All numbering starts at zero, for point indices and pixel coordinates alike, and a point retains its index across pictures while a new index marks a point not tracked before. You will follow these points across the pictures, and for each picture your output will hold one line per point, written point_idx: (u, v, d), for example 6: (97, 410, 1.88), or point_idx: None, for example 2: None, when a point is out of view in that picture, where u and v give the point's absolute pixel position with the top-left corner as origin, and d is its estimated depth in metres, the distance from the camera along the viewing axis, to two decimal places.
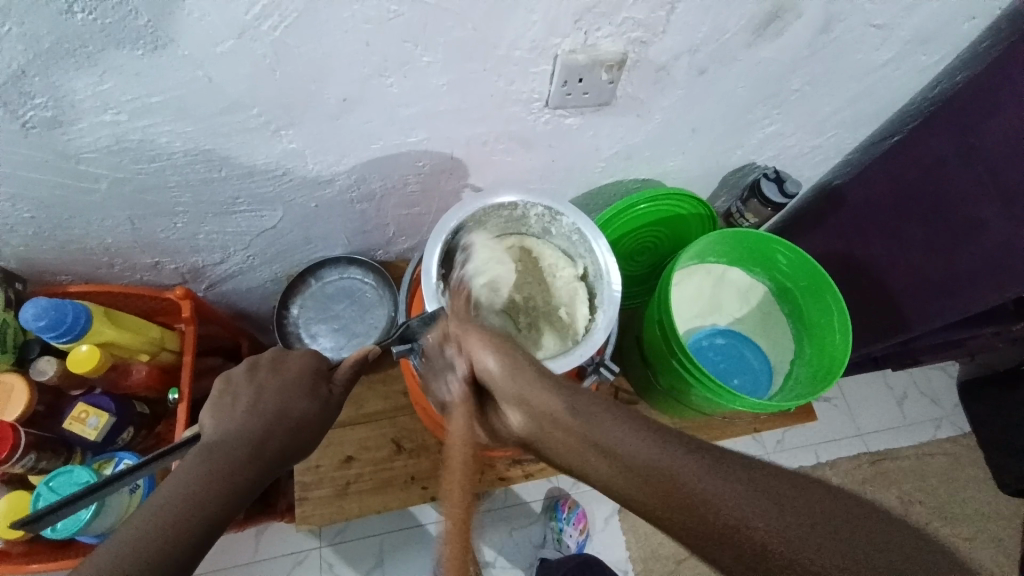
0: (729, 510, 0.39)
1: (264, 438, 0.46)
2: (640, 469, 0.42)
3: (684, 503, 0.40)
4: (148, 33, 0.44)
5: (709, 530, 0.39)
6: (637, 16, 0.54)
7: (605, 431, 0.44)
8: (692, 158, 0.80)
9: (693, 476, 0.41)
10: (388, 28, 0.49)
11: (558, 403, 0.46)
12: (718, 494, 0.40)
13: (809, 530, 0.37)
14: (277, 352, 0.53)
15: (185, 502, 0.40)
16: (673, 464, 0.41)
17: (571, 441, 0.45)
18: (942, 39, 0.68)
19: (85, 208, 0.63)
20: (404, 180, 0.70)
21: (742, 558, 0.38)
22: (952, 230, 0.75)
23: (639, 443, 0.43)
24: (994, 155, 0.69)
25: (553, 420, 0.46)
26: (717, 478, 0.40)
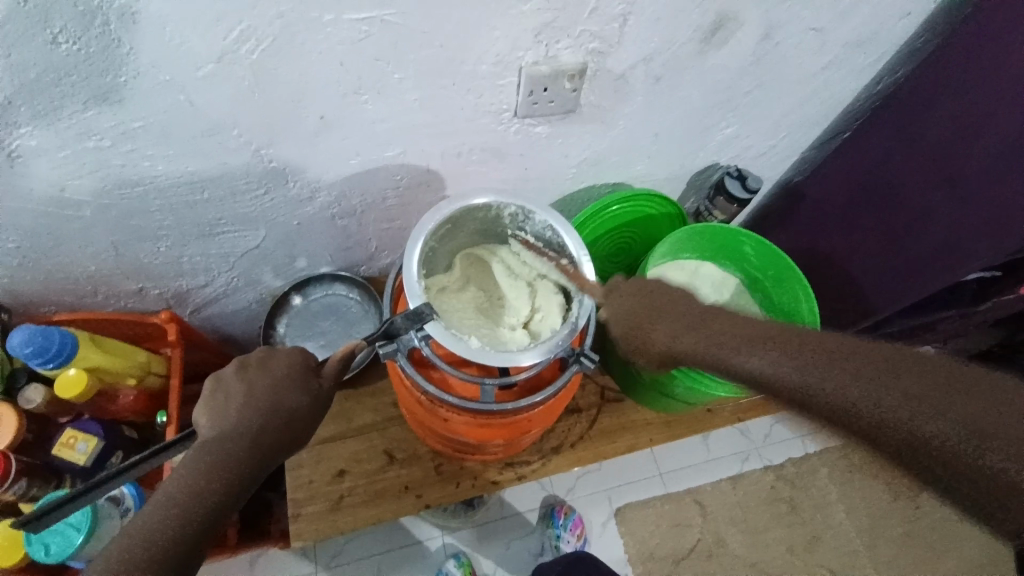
0: (863, 396, 0.45)
1: (259, 432, 0.50)
2: (785, 373, 0.50)
3: (814, 393, 0.47)
4: (131, 60, 0.47)
5: (839, 415, 0.46)
6: (594, 28, 0.58)
7: (730, 346, 0.54)
8: (658, 161, 0.84)
9: (812, 366, 0.49)
10: (360, 49, 0.52)
11: (695, 329, 0.57)
12: (845, 383, 0.46)
13: (950, 396, 0.43)
14: (264, 352, 0.55)
15: (189, 493, 0.45)
16: (803, 363, 0.49)
17: (732, 360, 0.53)
18: (881, 38, 0.72)
19: (70, 236, 0.65)
20: (383, 194, 0.73)
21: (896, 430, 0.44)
22: (904, 219, 0.81)
23: (783, 345, 0.52)
24: (933, 148, 0.74)
25: (716, 340, 0.55)
26: (854, 369, 0.47)
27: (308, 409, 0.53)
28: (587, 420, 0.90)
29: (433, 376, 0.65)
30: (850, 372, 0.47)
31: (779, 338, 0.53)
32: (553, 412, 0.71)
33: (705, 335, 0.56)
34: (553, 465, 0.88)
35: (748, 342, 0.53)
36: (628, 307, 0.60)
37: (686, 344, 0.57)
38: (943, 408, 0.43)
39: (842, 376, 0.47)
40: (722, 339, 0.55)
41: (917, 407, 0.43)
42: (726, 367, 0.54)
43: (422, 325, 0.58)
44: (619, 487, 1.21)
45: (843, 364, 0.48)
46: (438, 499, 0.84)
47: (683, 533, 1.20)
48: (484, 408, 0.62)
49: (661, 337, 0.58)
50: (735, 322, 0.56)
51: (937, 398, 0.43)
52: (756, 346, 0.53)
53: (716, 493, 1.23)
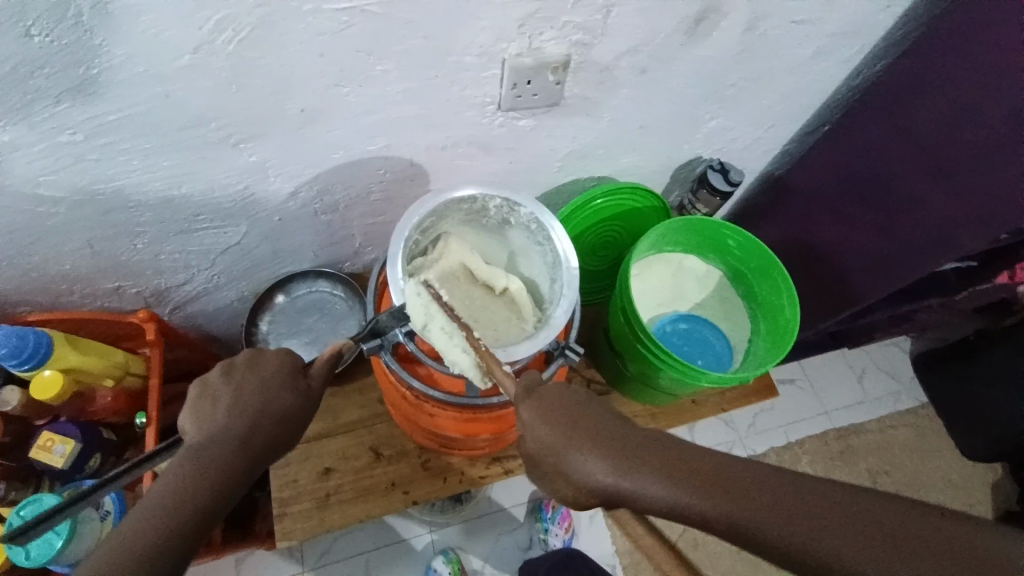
0: (846, 556, 0.40)
1: (249, 433, 0.49)
2: (754, 525, 0.42)
3: (797, 553, 0.41)
4: (104, 51, 0.46)
5: (823, 575, 0.41)
6: (578, 20, 0.57)
7: (685, 490, 0.44)
8: (642, 154, 0.84)
9: (738, 506, 0.43)
10: (343, 38, 0.51)
11: (631, 466, 0.46)
12: (826, 544, 0.41)
13: (881, 553, 0.39)
14: (252, 352, 0.55)
15: (180, 496, 0.44)
16: (775, 515, 0.42)
17: (689, 507, 0.44)
18: (860, 30, 0.73)
19: (44, 233, 0.63)
20: (367, 189, 0.72)
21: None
22: (892, 208, 0.81)
23: (745, 491, 0.44)
24: (922, 137, 0.74)
25: (666, 484, 0.45)
26: (828, 524, 0.41)
27: (294, 408, 0.52)
28: None
29: (419, 372, 0.64)
30: (786, 516, 0.42)
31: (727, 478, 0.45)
32: None
33: (652, 476, 0.46)
34: None
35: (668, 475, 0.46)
36: (551, 433, 0.49)
37: (632, 486, 0.46)
38: (884, 552, 0.39)
39: (776, 524, 0.42)
40: (671, 478, 0.45)
41: (859, 559, 0.40)
42: (684, 516, 0.44)
43: (408, 323, 0.59)
44: None
45: (777, 506, 0.43)
46: (426, 495, 0.84)
47: (670, 524, 1.21)
48: (471, 403, 0.62)
49: (598, 471, 0.47)
50: (669, 448, 0.47)
51: (878, 549, 0.40)
52: (667, 483, 0.45)
53: None
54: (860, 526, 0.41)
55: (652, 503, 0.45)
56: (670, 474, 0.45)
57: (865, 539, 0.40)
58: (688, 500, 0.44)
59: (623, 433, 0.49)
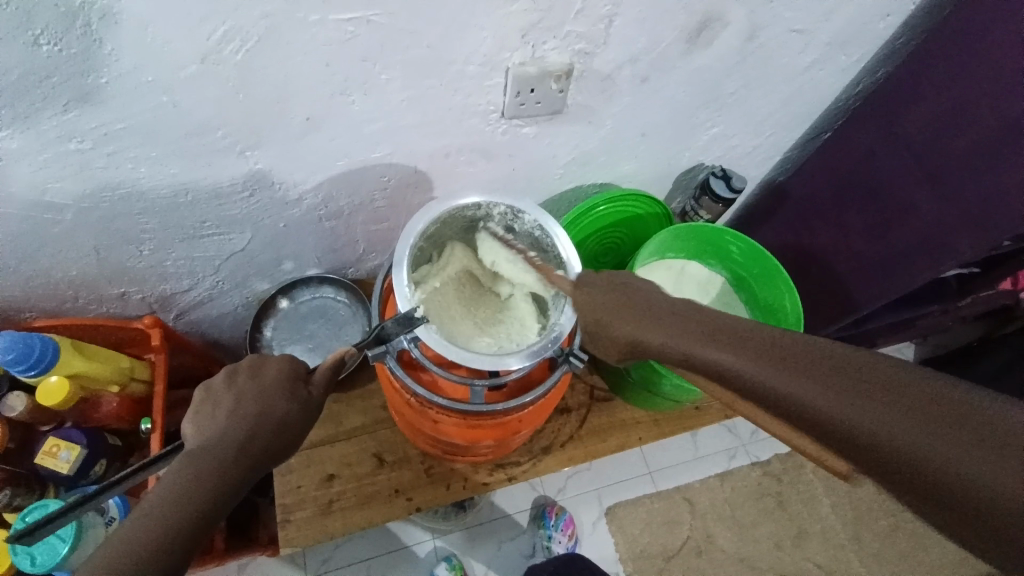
0: (991, 479, 0.36)
1: (247, 441, 0.49)
2: (940, 452, 0.38)
3: (885, 446, 0.39)
4: (113, 61, 0.46)
5: (919, 479, 0.38)
6: (580, 29, 0.58)
7: (794, 373, 0.44)
8: (644, 161, 0.85)
9: (779, 375, 0.45)
10: (348, 48, 0.51)
11: (712, 341, 0.49)
12: (935, 448, 0.38)
13: (943, 432, 0.38)
14: (254, 359, 0.55)
15: (172, 506, 0.44)
16: (917, 420, 0.39)
17: (788, 393, 0.44)
18: (859, 39, 0.74)
19: (51, 240, 0.64)
20: (371, 196, 0.73)
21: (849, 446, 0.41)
22: (885, 216, 0.81)
23: (868, 386, 0.41)
24: (917, 143, 0.75)
25: (785, 373, 0.44)
26: (984, 452, 0.37)
27: (298, 415, 0.52)
28: (577, 420, 0.90)
29: (422, 378, 0.64)
30: (832, 383, 0.43)
31: (853, 375, 0.42)
32: (544, 412, 0.71)
33: (743, 350, 0.47)
34: (544, 465, 0.88)
35: (692, 339, 0.50)
36: (665, 322, 0.52)
37: (737, 363, 0.47)
38: (916, 418, 0.39)
39: (791, 379, 0.44)
40: (792, 369, 0.44)
41: (884, 415, 0.40)
42: (736, 385, 0.47)
43: (414, 330, 0.58)
44: (609, 485, 1.21)
45: (803, 365, 0.44)
46: (429, 501, 0.84)
47: (673, 530, 1.21)
48: (474, 410, 0.62)
49: (713, 353, 0.48)
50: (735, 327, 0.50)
51: (931, 420, 0.39)
52: (699, 342, 0.49)
53: (704, 489, 1.24)
54: (928, 407, 0.39)
55: (761, 386, 0.45)
56: (699, 336, 0.50)
57: (895, 414, 0.39)
58: (708, 352, 0.49)
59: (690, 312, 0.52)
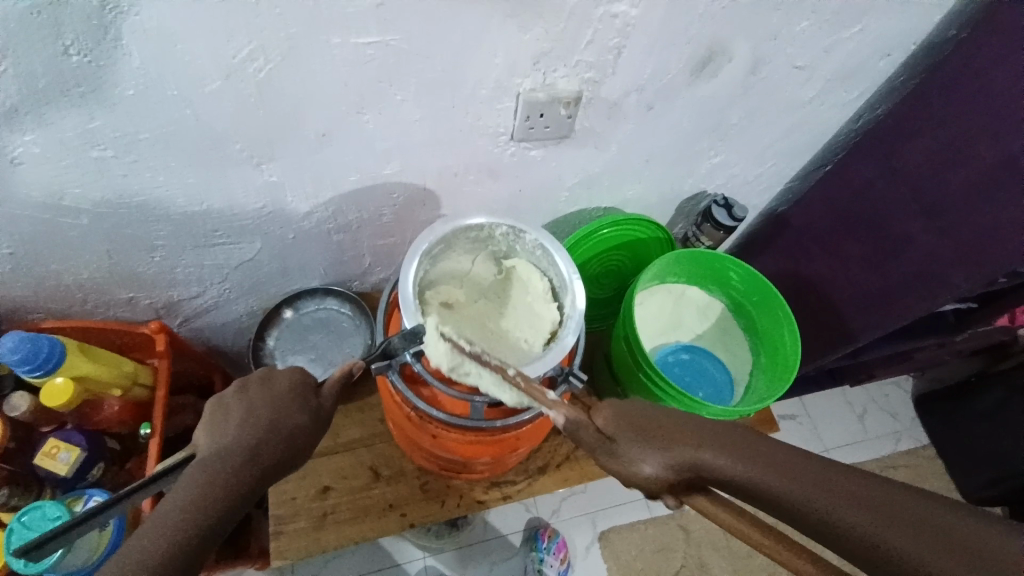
0: (907, 556, 0.36)
1: (257, 449, 0.47)
2: (909, 553, 0.36)
3: (856, 543, 0.37)
4: (140, 73, 0.48)
5: (880, 565, 0.37)
6: (589, 59, 0.60)
7: (757, 463, 0.42)
8: (647, 186, 0.86)
9: (762, 474, 0.42)
10: (363, 69, 0.53)
11: (715, 442, 0.44)
12: (856, 520, 0.38)
13: (872, 517, 0.37)
14: (264, 372, 0.55)
15: (188, 510, 0.40)
16: (889, 528, 0.37)
17: (743, 475, 0.42)
18: (860, 75, 0.76)
19: (65, 244, 0.65)
20: (379, 211, 0.74)
21: (859, 560, 0.38)
22: (884, 247, 0.83)
23: (837, 482, 0.40)
24: (914, 179, 0.78)
25: (749, 462, 0.43)
26: (916, 533, 0.36)
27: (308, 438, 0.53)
28: (574, 440, 0.90)
29: (423, 391, 0.65)
30: (797, 478, 0.41)
31: (725, 442, 0.45)
32: (542, 431, 0.72)
33: (731, 450, 0.44)
34: (539, 485, 0.88)
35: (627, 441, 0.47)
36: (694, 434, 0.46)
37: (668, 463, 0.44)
38: (872, 511, 0.38)
39: (762, 477, 0.42)
40: (743, 446, 0.44)
41: (849, 516, 0.38)
42: (705, 474, 0.44)
43: (419, 345, 0.59)
44: (604, 510, 1.20)
45: (769, 459, 0.43)
46: (423, 518, 0.84)
47: (667, 558, 1.20)
48: (473, 425, 0.63)
49: (642, 466, 0.45)
50: (675, 424, 0.47)
51: (859, 509, 0.38)
52: (640, 444, 0.46)
53: (700, 518, 1.23)
54: (839, 483, 0.40)
55: (745, 486, 0.42)
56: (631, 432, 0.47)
57: (855, 514, 0.38)
58: (686, 457, 0.44)
59: (645, 417, 0.48)
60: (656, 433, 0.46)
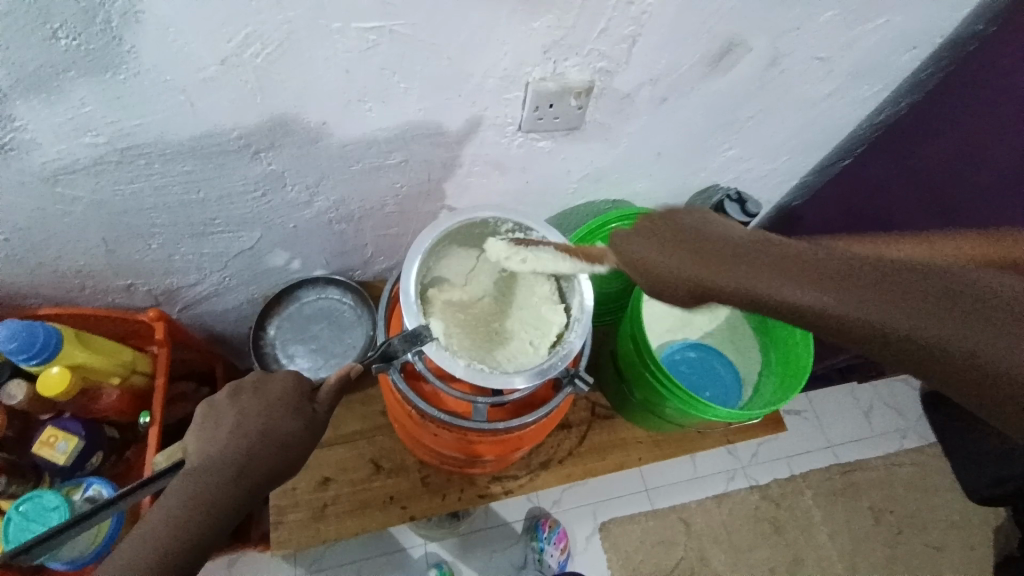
0: (958, 337, 0.43)
1: (249, 460, 0.49)
2: (969, 344, 0.42)
3: (922, 342, 0.43)
4: (132, 59, 0.46)
5: (928, 347, 0.43)
6: (602, 49, 0.57)
7: (840, 296, 0.46)
8: (658, 180, 0.84)
9: (849, 308, 0.45)
10: (365, 58, 0.51)
11: (797, 280, 0.47)
12: (931, 332, 0.43)
13: (935, 312, 0.43)
14: (259, 375, 0.54)
15: (171, 529, 0.44)
16: (968, 325, 0.43)
17: (835, 312, 0.46)
18: (884, 69, 0.73)
19: (60, 232, 0.64)
20: (382, 202, 0.72)
21: (923, 358, 0.44)
22: (897, 245, 0.86)
23: (911, 299, 0.44)
24: (929, 179, 0.78)
25: (826, 294, 0.46)
26: (953, 318, 0.43)
27: (303, 442, 0.52)
28: (577, 436, 0.89)
29: (425, 390, 0.64)
30: (876, 301, 0.45)
31: (794, 265, 0.48)
32: (545, 429, 0.71)
33: (811, 289, 0.47)
34: (541, 480, 0.87)
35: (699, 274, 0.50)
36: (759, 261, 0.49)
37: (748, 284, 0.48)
38: (934, 314, 0.43)
39: (845, 308, 0.45)
40: (829, 289, 0.46)
41: (909, 317, 0.44)
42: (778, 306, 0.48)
43: (420, 347, 0.56)
44: (605, 502, 1.20)
45: (848, 283, 0.46)
46: (424, 511, 0.83)
47: (668, 550, 1.19)
48: (475, 427, 0.61)
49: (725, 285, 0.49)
50: (731, 251, 0.50)
51: (912, 295, 0.44)
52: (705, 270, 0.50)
53: (702, 512, 1.22)
54: (914, 294, 0.44)
55: (834, 317, 0.46)
56: (700, 269, 0.50)
57: (921, 316, 0.43)
58: (765, 288, 0.48)
59: (710, 250, 0.51)
60: (729, 265, 0.50)
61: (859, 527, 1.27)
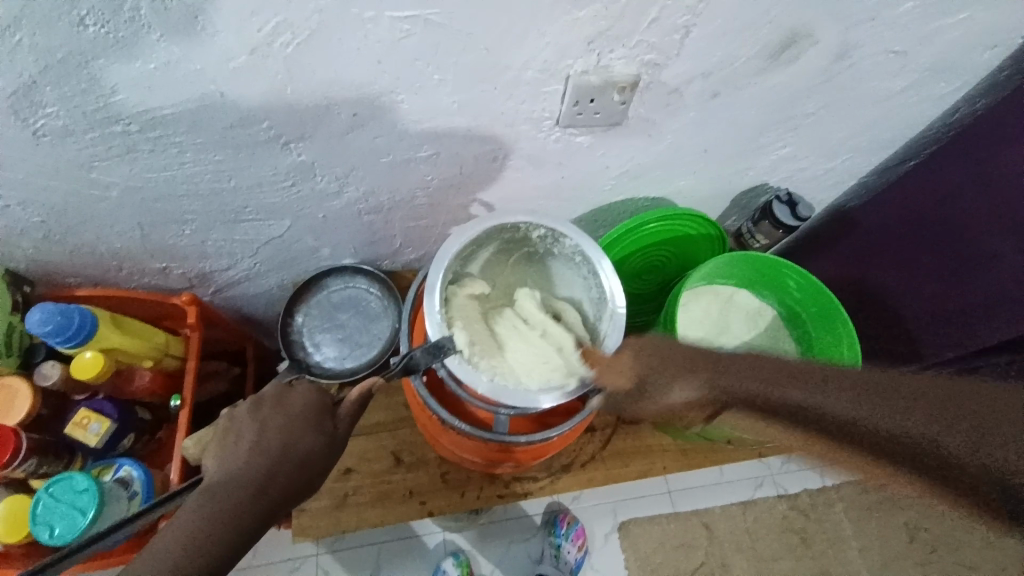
0: (933, 435, 0.52)
1: (267, 479, 0.48)
2: (929, 433, 0.52)
3: (893, 435, 0.53)
4: (162, 48, 0.45)
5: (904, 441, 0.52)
6: (651, 40, 0.53)
7: (827, 395, 0.57)
8: (702, 178, 0.79)
9: (828, 405, 0.56)
10: (399, 48, 0.49)
11: (789, 386, 0.59)
12: (899, 423, 0.53)
13: (908, 406, 0.54)
14: (278, 390, 0.54)
15: (190, 547, 0.43)
16: (930, 420, 0.53)
17: (815, 407, 0.57)
18: (962, 67, 0.67)
19: (96, 216, 0.64)
20: (412, 194, 0.70)
21: (911, 455, 0.52)
22: (965, 265, 0.76)
23: (890, 399, 0.55)
24: (1009, 192, 0.68)
25: (806, 391, 0.58)
26: (933, 411, 0.53)
27: (323, 453, 0.51)
28: (602, 440, 0.87)
29: (448, 397, 0.63)
30: (847, 399, 0.56)
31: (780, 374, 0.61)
32: (570, 438, 0.69)
33: (797, 392, 0.59)
34: (563, 483, 0.85)
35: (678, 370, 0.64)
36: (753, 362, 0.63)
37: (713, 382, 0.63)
38: (905, 410, 0.54)
39: (825, 403, 0.57)
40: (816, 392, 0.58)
41: (890, 414, 0.54)
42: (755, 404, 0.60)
43: (443, 359, 0.55)
44: (626, 501, 1.17)
45: (829, 389, 0.57)
46: (442, 507, 0.82)
47: (687, 554, 1.17)
48: (496, 437, 0.60)
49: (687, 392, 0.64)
50: (711, 357, 0.65)
51: (893, 396, 0.55)
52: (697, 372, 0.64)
53: (726, 518, 1.19)
54: (890, 394, 0.55)
55: (812, 417, 0.57)
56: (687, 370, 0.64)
57: (894, 414, 0.54)
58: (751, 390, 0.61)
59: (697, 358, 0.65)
60: (724, 369, 0.63)
61: (891, 545, 1.21)
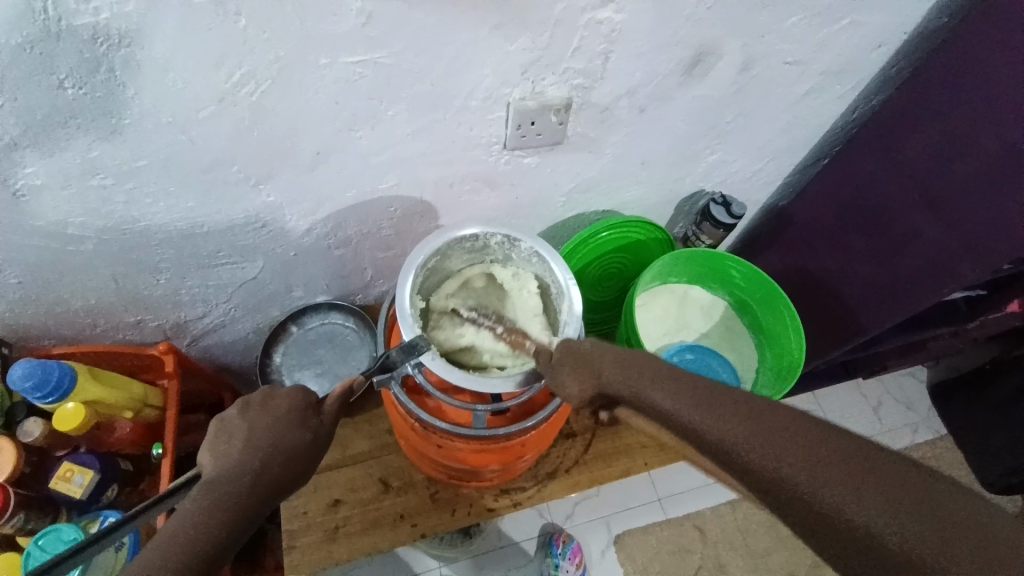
0: (788, 473, 0.42)
1: (260, 471, 0.49)
2: (787, 471, 0.42)
3: (803, 492, 0.41)
4: (134, 103, 0.49)
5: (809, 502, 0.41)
6: (577, 66, 0.61)
7: (716, 417, 0.46)
8: (645, 188, 0.86)
9: (736, 434, 0.45)
10: (355, 88, 0.54)
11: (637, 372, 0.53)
12: (775, 461, 0.43)
13: (782, 443, 0.43)
14: (265, 392, 0.56)
15: (196, 524, 0.43)
16: (857, 484, 0.40)
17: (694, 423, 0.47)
18: (854, 69, 0.76)
19: (72, 271, 0.66)
20: (378, 224, 0.75)
21: (786, 508, 0.42)
22: (891, 242, 0.82)
23: (806, 444, 0.43)
24: (918, 169, 0.77)
25: (746, 429, 0.45)
26: (832, 465, 0.41)
27: (304, 449, 0.54)
28: (582, 444, 0.90)
29: (428, 404, 0.65)
30: (799, 450, 0.42)
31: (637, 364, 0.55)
32: (548, 435, 0.72)
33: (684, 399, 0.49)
34: (549, 491, 0.88)
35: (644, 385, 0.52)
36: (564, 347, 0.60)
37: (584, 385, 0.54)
38: (832, 468, 0.41)
39: (757, 447, 0.44)
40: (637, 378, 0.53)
41: (787, 455, 0.42)
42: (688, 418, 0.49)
43: (418, 357, 0.58)
44: (618, 512, 1.20)
45: (763, 433, 0.44)
46: (433, 527, 0.84)
47: (684, 559, 1.19)
48: (476, 434, 0.63)
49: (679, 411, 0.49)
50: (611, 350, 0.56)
51: (827, 446, 0.42)
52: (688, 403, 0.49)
53: (716, 518, 1.22)
54: (814, 446, 0.43)
55: (724, 450, 0.45)
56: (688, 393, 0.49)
57: (808, 465, 0.42)
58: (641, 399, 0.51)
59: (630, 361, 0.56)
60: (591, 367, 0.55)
61: None
